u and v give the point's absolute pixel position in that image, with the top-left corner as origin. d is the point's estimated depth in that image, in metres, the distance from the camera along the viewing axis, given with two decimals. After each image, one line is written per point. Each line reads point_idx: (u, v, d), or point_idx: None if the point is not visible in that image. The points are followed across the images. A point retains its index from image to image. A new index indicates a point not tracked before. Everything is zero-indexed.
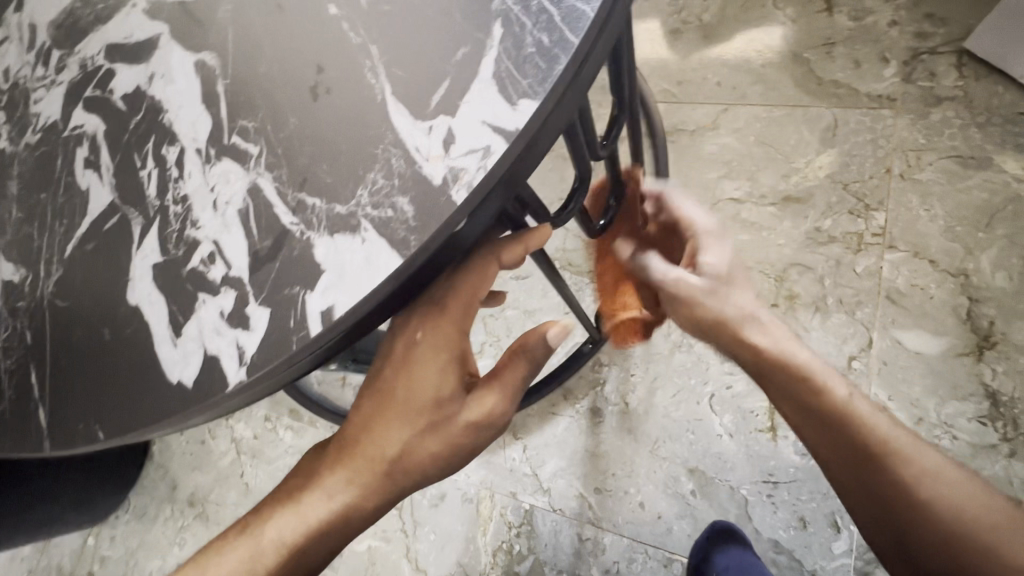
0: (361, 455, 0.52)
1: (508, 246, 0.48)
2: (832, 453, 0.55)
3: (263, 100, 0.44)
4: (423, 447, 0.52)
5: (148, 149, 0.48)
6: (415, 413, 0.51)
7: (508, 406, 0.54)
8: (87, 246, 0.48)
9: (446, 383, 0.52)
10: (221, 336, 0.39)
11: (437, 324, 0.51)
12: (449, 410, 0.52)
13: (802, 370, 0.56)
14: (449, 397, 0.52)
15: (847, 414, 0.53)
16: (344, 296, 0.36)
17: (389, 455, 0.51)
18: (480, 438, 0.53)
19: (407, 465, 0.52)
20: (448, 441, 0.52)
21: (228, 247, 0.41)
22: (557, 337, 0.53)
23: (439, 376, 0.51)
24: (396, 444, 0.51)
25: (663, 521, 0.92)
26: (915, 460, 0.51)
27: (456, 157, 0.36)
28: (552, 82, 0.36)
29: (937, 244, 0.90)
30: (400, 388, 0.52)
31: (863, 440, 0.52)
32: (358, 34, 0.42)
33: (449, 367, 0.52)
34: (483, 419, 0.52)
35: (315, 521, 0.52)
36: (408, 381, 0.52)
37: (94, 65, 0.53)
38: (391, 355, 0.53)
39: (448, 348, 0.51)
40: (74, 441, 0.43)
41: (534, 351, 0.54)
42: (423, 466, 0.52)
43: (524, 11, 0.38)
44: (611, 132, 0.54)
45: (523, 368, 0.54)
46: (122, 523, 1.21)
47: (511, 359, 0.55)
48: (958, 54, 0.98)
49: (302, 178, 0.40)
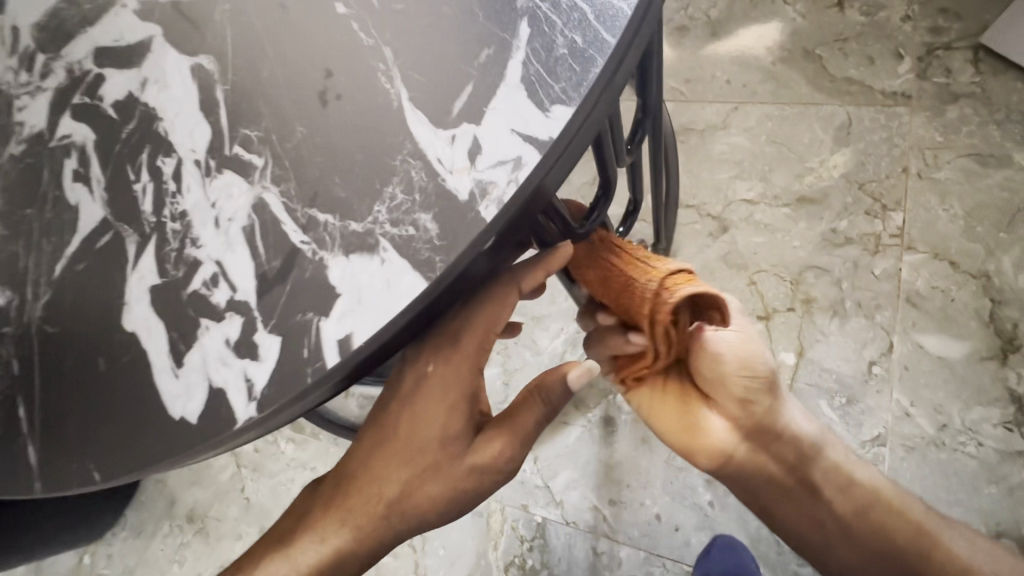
0: (360, 495, 0.49)
1: (526, 275, 0.45)
2: (880, 551, 0.55)
3: (267, 107, 0.41)
4: (424, 489, 0.49)
5: (142, 161, 0.45)
6: (419, 451, 0.49)
7: (518, 450, 0.50)
8: (78, 267, 0.44)
9: (452, 421, 0.49)
10: (227, 367, 0.36)
11: (446, 357, 0.47)
12: (454, 451, 0.49)
13: (840, 471, 0.58)
14: (454, 435, 0.49)
15: (889, 503, 0.57)
16: (362, 324, 0.33)
17: (389, 494, 0.49)
18: (484, 483, 0.50)
19: (407, 507, 0.49)
20: (450, 483, 0.49)
21: (232, 267, 0.38)
22: (578, 379, 0.50)
23: (447, 415, 0.49)
24: (397, 484, 0.49)
25: (680, 533, 0.89)
26: (956, 541, 0.56)
27: (483, 170, 0.33)
28: (588, 87, 0.33)
29: (957, 245, 0.88)
30: (405, 425, 0.49)
31: (908, 531, 0.56)
32: (369, 35, 0.39)
33: (457, 404, 0.49)
34: (488, 464, 0.49)
35: (308, 566, 0.48)
36: (413, 416, 0.49)
37: (82, 70, 0.49)
38: (398, 387, 0.50)
39: (456, 385, 0.48)
40: (68, 481, 0.40)
41: (552, 391, 0.51)
42: (423, 509, 0.49)
43: (554, 9, 0.35)
44: (635, 137, 0.51)
45: (538, 411, 0.51)
46: (120, 540, 1.17)
47: (524, 400, 0.51)
48: (974, 49, 0.95)
49: (313, 193, 0.37)
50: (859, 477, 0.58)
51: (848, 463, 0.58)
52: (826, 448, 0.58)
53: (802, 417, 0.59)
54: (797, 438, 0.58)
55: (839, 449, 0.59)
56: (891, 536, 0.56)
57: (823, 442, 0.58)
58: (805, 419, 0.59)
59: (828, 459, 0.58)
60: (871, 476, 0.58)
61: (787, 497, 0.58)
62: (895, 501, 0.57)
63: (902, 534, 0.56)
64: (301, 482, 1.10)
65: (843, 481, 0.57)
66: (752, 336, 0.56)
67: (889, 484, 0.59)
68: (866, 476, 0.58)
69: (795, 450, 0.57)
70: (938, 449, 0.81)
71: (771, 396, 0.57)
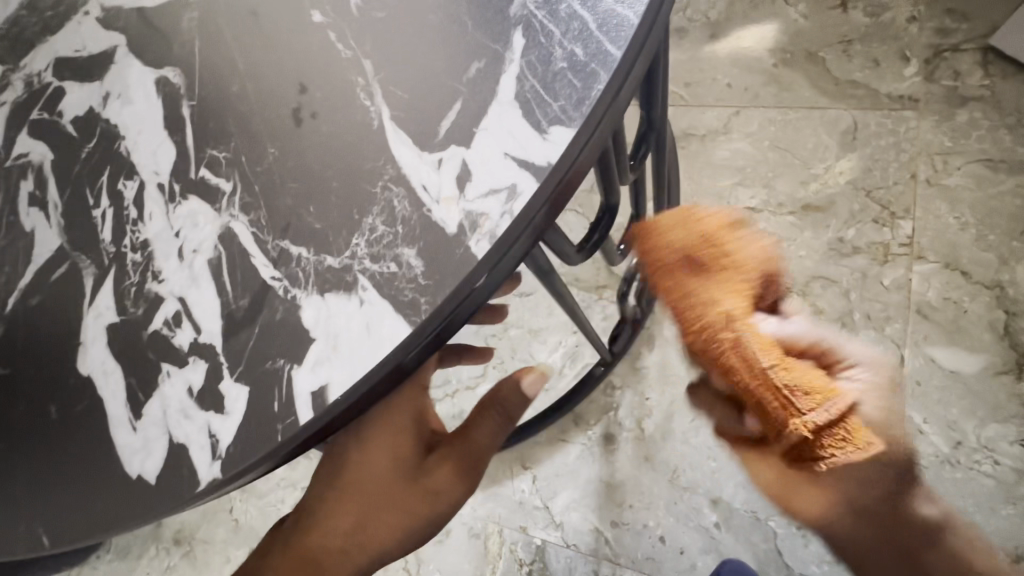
0: (312, 532, 0.45)
1: None
2: None
3: (236, 125, 0.37)
4: (379, 519, 0.44)
5: (102, 184, 0.41)
6: (370, 477, 0.44)
7: (475, 469, 0.45)
8: (31, 301, 0.40)
9: (401, 442, 0.44)
10: (190, 420, 0.33)
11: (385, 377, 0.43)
12: (406, 474, 0.45)
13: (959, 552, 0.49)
14: (405, 457, 0.44)
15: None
16: (340, 373, 0.30)
17: (342, 528, 0.44)
18: (441, 508, 0.45)
19: (363, 539, 0.44)
20: (407, 509, 0.44)
21: (196, 306, 0.34)
22: (534, 385, 0.46)
23: (393, 436, 0.44)
24: (351, 516, 0.44)
25: (686, 556, 0.86)
26: None
27: (474, 200, 0.30)
28: (591, 106, 0.29)
29: (969, 255, 0.85)
30: (352, 452, 0.44)
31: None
32: (347, 45, 0.35)
33: (403, 425, 0.44)
34: (443, 485, 0.44)
35: None
36: (359, 440, 0.44)
37: (41, 83, 0.45)
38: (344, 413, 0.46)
39: (399, 405, 0.44)
40: (16, 543, 0.36)
41: (507, 401, 0.46)
42: (382, 540, 0.44)
43: (551, 17, 0.31)
44: (638, 152, 0.49)
45: (493, 422, 0.46)
46: (104, 564, 1.12)
47: (476, 413, 0.46)
48: (983, 51, 0.92)
49: (285, 224, 0.33)
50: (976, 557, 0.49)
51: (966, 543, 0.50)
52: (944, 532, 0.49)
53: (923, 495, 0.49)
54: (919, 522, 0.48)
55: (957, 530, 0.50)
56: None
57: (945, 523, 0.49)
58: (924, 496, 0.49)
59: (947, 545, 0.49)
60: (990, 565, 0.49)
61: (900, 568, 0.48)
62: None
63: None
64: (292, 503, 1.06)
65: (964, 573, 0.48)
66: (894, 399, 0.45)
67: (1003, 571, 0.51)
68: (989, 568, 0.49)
69: (916, 538, 0.48)
70: (953, 468, 0.78)
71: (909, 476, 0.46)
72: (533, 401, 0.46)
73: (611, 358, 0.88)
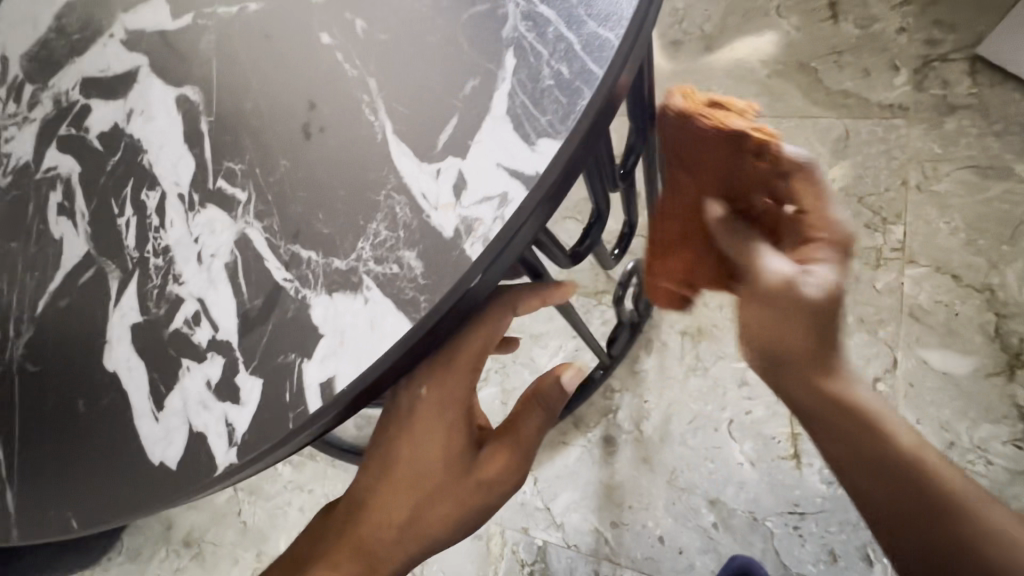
0: (366, 525, 0.46)
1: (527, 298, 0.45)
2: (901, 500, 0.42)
3: (251, 139, 0.40)
4: (434, 512, 0.46)
5: (126, 194, 0.44)
6: (424, 473, 0.46)
7: (523, 462, 0.48)
8: (60, 303, 0.43)
9: (453, 439, 0.46)
10: (208, 410, 0.35)
11: (438, 379, 0.44)
12: (458, 469, 0.46)
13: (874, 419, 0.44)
14: (458, 453, 0.46)
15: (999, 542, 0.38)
16: (346, 366, 0.33)
17: (395, 522, 0.46)
18: (492, 500, 0.47)
19: (418, 531, 0.46)
20: (460, 502, 0.46)
21: (214, 306, 0.37)
22: (572, 381, 0.49)
23: (444, 436, 0.46)
24: (403, 511, 0.46)
25: (684, 556, 0.87)
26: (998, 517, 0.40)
27: (469, 206, 0.32)
28: (576, 119, 0.32)
29: (959, 259, 0.87)
30: (404, 451, 0.46)
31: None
32: (353, 65, 0.38)
33: (454, 425, 0.46)
34: (496, 478, 0.46)
35: None
36: (413, 438, 0.45)
37: (69, 101, 0.48)
38: (391, 414, 0.47)
39: (450, 407, 0.45)
40: (46, 527, 0.39)
41: (549, 397, 0.49)
42: (434, 531, 0.46)
43: (539, 39, 0.34)
44: (627, 162, 0.52)
45: (539, 418, 0.49)
46: (115, 565, 1.14)
47: (522, 408, 0.49)
48: (970, 60, 0.95)
49: (296, 229, 0.36)
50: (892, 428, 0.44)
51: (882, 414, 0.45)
52: (873, 419, 0.44)
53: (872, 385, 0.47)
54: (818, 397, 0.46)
55: (893, 423, 0.44)
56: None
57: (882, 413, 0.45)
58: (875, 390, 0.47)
59: (849, 432, 0.44)
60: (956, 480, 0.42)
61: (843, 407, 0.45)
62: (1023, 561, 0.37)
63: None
64: (299, 505, 1.08)
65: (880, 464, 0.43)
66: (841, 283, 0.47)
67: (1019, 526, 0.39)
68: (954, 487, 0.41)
69: (855, 426, 0.44)
70: None
71: (801, 347, 0.46)
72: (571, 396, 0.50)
73: (610, 361, 0.91)
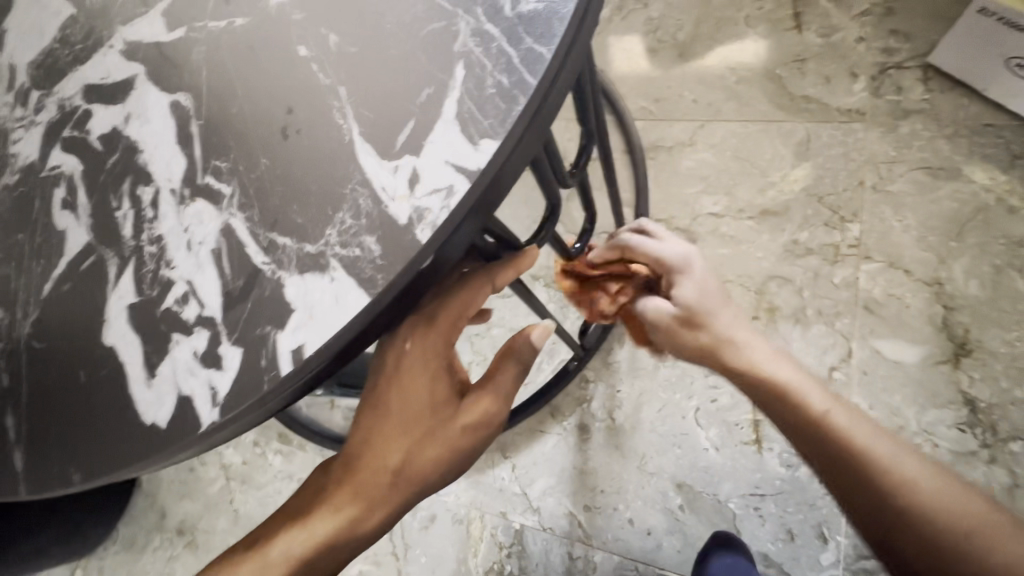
0: (362, 471, 0.50)
1: (502, 269, 0.51)
2: (822, 460, 0.54)
3: (235, 140, 0.45)
4: (424, 455, 0.51)
5: (124, 190, 0.49)
6: (414, 422, 0.51)
7: (500, 408, 0.54)
8: (63, 287, 0.48)
9: (440, 390, 0.52)
10: (195, 376, 0.40)
11: (423, 332, 0.50)
12: (446, 414, 0.52)
13: (783, 387, 0.58)
14: (444, 401, 0.52)
15: (913, 490, 0.49)
16: (313, 336, 0.38)
17: (391, 465, 0.50)
18: (477, 440, 0.53)
19: (410, 475, 0.50)
20: (447, 446, 0.51)
21: (201, 287, 0.42)
22: (541, 339, 0.56)
23: (432, 385, 0.51)
24: (398, 455, 0.50)
25: (653, 537, 0.92)
26: (907, 467, 0.51)
27: (421, 197, 0.38)
28: (512, 123, 0.37)
29: (911, 254, 0.92)
30: (395, 401, 0.51)
31: (920, 521, 0.48)
32: (326, 75, 0.43)
33: (440, 375, 0.51)
34: (480, 420, 0.53)
35: (321, 538, 0.50)
36: (403, 391, 0.50)
37: (72, 106, 0.53)
38: (379, 372, 0.52)
39: (436, 358, 0.51)
40: (52, 484, 0.44)
41: (523, 353, 0.55)
42: (427, 472, 0.51)
43: (485, 53, 0.39)
44: (580, 161, 0.57)
45: (515, 371, 0.55)
46: (112, 553, 1.18)
47: (499, 362, 0.56)
48: (923, 68, 1.00)
49: (273, 219, 0.41)
50: (805, 394, 0.57)
51: (794, 380, 0.58)
52: (795, 394, 0.57)
53: (791, 369, 0.59)
54: (759, 388, 0.59)
55: (817, 398, 0.56)
56: (910, 534, 0.48)
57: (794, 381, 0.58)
58: (795, 373, 0.59)
59: (791, 418, 0.56)
60: (874, 444, 0.52)
61: (774, 393, 0.58)
62: (924, 503, 0.48)
63: (911, 544, 0.48)
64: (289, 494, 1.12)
65: (816, 438, 0.54)
66: (718, 306, 0.65)
67: (921, 474, 0.50)
68: (873, 451, 0.52)
69: (781, 404, 0.57)
70: None
71: (721, 357, 0.62)
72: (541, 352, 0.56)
73: (583, 353, 0.96)
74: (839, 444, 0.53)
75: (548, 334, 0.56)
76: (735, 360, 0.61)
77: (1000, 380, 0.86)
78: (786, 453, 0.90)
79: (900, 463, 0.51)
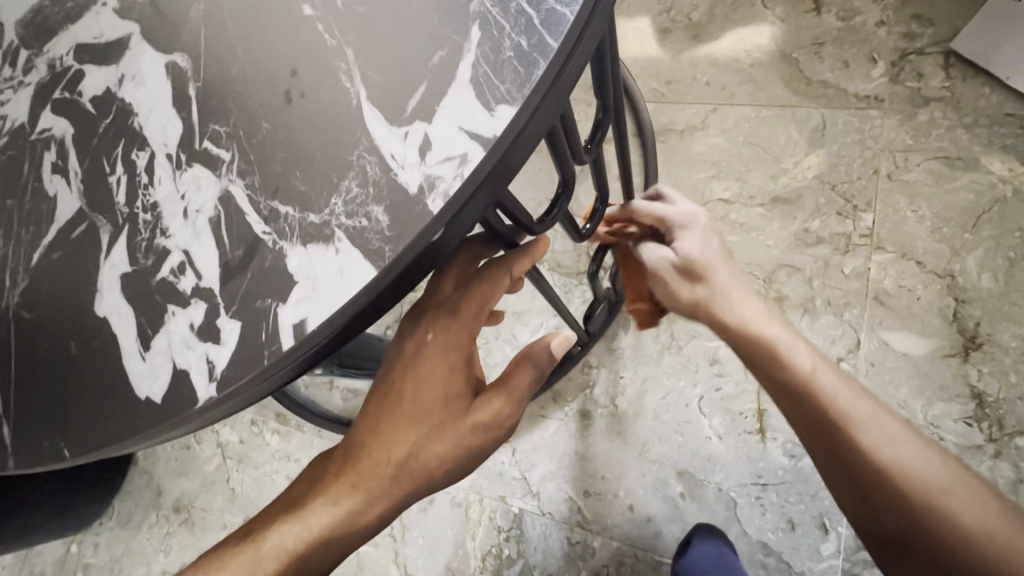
0: (368, 461, 0.49)
1: (521, 260, 0.51)
2: (804, 425, 0.54)
3: (235, 103, 0.43)
4: (430, 449, 0.49)
5: (118, 154, 0.46)
6: (424, 414, 0.49)
7: (514, 409, 0.52)
8: (54, 255, 0.46)
9: (453, 383, 0.50)
10: (190, 350, 0.39)
11: (446, 323, 0.50)
12: (457, 409, 0.50)
13: (774, 350, 0.56)
14: (456, 396, 0.50)
15: (889, 451, 0.48)
16: (315, 310, 0.36)
17: (395, 457, 0.49)
18: (486, 441, 0.51)
19: (414, 468, 0.49)
20: (455, 442, 0.49)
21: (198, 256, 0.40)
22: (560, 347, 0.57)
23: (447, 378, 0.50)
24: (404, 447, 0.49)
25: (653, 524, 0.91)
26: (885, 431, 0.50)
27: (432, 165, 0.35)
28: (530, 89, 0.35)
29: (924, 246, 0.91)
30: (409, 389, 0.50)
31: (898, 483, 0.47)
32: (332, 36, 0.40)
33: (457, 368, 0.50)
34: (490, 420, 0.51)
35: (318, 529, 0.48)
36: (417, 380, 0.50)
37: (64, 66, 0.50)
38: (397, 359, 0.51)
39: (456, 350, 0.50)
40: (41, 458, 0.43)
41: (540, 357, 0.55)
42: (432, 466, 0.49)
43: (503, 13, 0.36)
44: (595, 137, 0.54)
45: (529, 374, 0.54)
46: (107, 529, 1.18)
47: (516, 365, 0.54)
48: (945, 54, 0.96)
49: (275, 186, 0.39)
50: (796, 357, 0.55)
51: (788, 344, 0.56)
52: (785, 356, 0.55)
53: (783, 331, 0.58)
54: (750, 347, 0.58)
55: (804, 357, 0.55)
56: (887, 497, 0.48)
57: (786, 344, 0.56)
58: (788, 336, 0.57)
59: (777, 378, 0.55)
60: (855, 405, 0.51)
61: (766, 354, 0.56)
62: (897, 462, 0.48)
63: (886, 506, 0.48)
64: (286, 474, 1.10)
65: (806, 401, 0.53)
66: (716, 268, 0.63)
67: (898, 437, 0.49)
68: (854, 413, 0.51)
69: (770, 366, 0.56)
70: None
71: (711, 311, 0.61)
72: (558, 361, 0.57)
73: (588, 338, 0.94)
74: (822, 408, 0.52)
75: (568, 344, 0.58)
76: (728, 316, 0.60)
77: (1009, 374, 0.84)
78: (789, 443, 0.89)
79: (879, 427, 0.50)
